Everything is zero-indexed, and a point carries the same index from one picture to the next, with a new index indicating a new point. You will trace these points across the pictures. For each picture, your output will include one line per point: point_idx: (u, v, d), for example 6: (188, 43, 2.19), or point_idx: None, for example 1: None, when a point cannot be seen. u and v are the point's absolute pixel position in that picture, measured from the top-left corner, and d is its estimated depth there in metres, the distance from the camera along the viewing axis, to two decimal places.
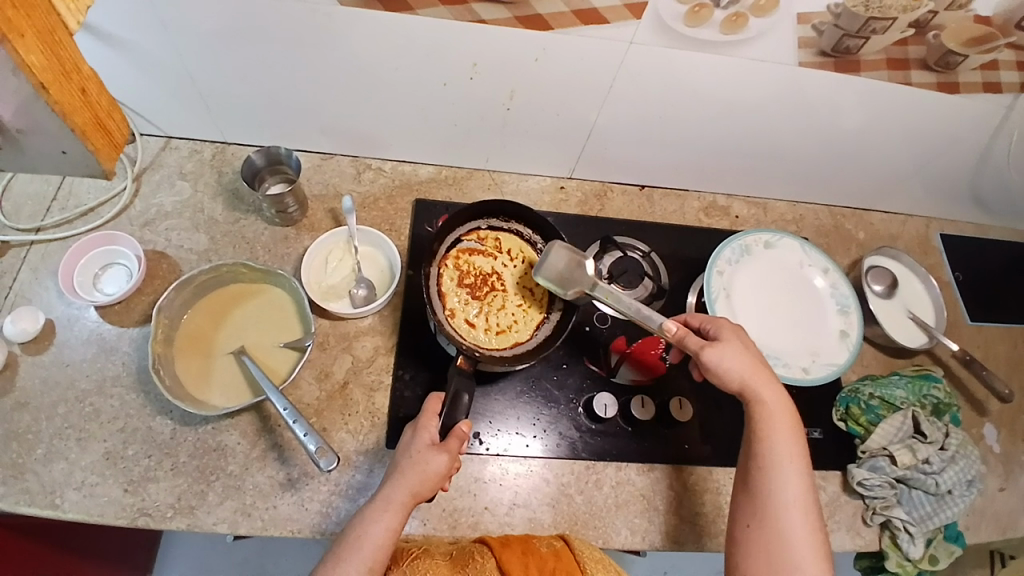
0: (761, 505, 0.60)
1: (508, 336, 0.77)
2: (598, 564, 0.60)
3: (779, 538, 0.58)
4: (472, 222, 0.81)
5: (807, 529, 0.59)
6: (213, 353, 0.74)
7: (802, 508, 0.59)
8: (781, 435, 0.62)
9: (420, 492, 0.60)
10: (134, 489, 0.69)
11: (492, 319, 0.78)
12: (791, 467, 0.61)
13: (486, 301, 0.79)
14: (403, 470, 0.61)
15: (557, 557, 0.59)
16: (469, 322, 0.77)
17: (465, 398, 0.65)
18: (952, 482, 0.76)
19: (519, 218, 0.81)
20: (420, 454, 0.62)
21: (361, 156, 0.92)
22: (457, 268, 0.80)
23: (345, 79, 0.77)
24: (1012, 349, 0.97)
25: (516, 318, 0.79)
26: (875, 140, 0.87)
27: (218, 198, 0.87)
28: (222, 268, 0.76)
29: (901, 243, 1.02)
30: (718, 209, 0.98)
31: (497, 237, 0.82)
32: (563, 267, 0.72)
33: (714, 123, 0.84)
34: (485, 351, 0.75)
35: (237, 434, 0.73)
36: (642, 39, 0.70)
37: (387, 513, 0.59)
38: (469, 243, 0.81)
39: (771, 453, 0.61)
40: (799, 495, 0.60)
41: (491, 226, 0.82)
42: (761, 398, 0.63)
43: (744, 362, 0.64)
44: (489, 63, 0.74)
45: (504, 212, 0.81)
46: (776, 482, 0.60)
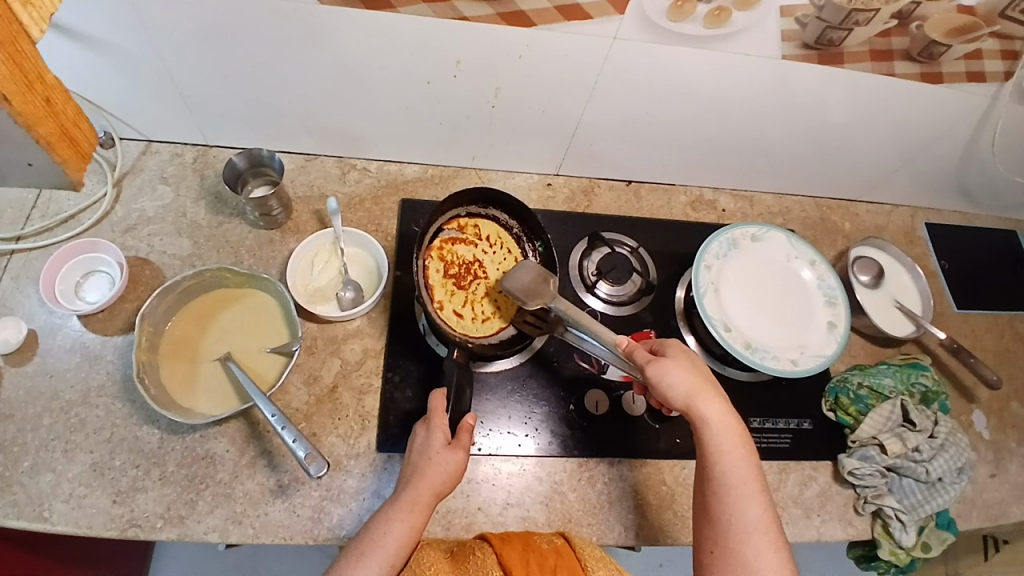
0: (723, 531, 0.60)
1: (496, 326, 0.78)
2: (599, 561, 0.60)
3: (744, 562, 0.58)
4: (452, 211, 0.81)
5: (769, 549, 0.58)
6: (199, 359, 0.73)
7: (763, 529, 0.59)
8: (734, 457, 0.62)
9: (442, 491, 0.62)
10: (122, 500, 0.68)
11: (478, 308, 0.78)
12: (748, 488, 0.61)
13: (471, 291, 0.79)
14: (424, 471, 0.62)
15: (558, 552, 0.59)
16: (457, 313, 0.77)
17: (468, 391, 0.69)
18: (942, 470, 0.77)
19: (496, 202, 0.81)
20: (440, 455, 0.63)
21: (346, 156, 0.91)
22: (440, 256, 0.79)
23: (328, 78, 0.76)
24: (999, 336, 0.98)
25: (501, 304, 0.79)
26: (859, 133, 0.87)
27: (201, 202, 0.86)
28: (206, 273, 0.75)
29: (887, 234, 1.02)
30: (705, 203, 0.98)
31: (478, 224, 0.82)
32: (529, 280, 0.73)
33: (699, 118, 0.84)
34: (475, 341, 0.76)
35: (226, 442, 0.72)
36: (627, 35, 0.69)
37: (412, 513, 0.60)
38: (450, 231, 0.80)
39: (724, 466, 0.62)
40: (759, 516, 0.60)
41: (471, 213, 0.82)
42: (709, 423, 0.63)
43: (694, 380, 0.64)
44: (474, 61, 0.74)
45: (483, 198, 0.81)
46: (735, 506, 0.60)
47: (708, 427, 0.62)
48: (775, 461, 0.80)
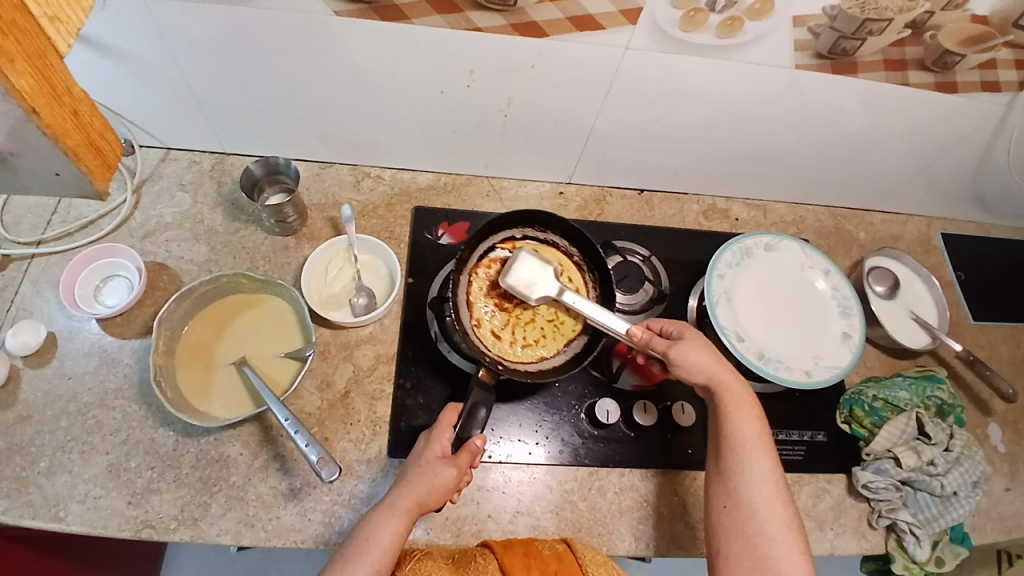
0: (733, 486, 0.62)
1: (529, 348, 0.77)
2: (599, 565, 0.61)
3: (753, 513, 0.60)
4: (507, 231, 0.81)
5: (777, 504, 0.61)
6: (214, 364, 0.74)
7: (771, 484, 0.62)
8: (744, 419, 0.66)
9: (426, 502, 0.61)
10: (137, 501, 0.69)
11: (519, 333, 0.77)
12: (757, 449, 0.64)
13: (515, 315, 0.78)
14: (412, 479, 0.62)
15: (560, 559, 0.60)
16: (495, 334, 0.77)
17: (482, 413, 0.66)
18: (957, 484, 0.76)
19: (556, 228, 0.81)
20: (429, 465, 0.63)
21: (360, 164, 0.92)
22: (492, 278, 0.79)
23: (343, 86, 0.77)
24: (1015, 348, 0.96)
25: (545, 333, 0.78)
26: (873, 141, 0.87)
27: (218, 209, 0.88)
28: (223, 279, 0.76)
29: (902, 243, 1.01)
30: (718, 212, 0.98)
31: (532, 246, 0.81)
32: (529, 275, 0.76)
33: (712, 127, 0.84)
34: (509, 364, 0.75)
35: (239, 445, 0.73)
36: (639, 44, 0.70)
37: (395, 518, 0.60)
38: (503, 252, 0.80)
39: (737, 428, 0.65)
40: (768, 472, 0.63)
41: (527, 236, 0.81)
42: (726, 389, 0.67)
43: (715, 354, 0.69)
44: (487, 70, 0.74)
45: (541, 222, 0.81)
46: (746, 459, 0.63)
47: (724, 391, 0.67)
48: (788, 472, 0.79)
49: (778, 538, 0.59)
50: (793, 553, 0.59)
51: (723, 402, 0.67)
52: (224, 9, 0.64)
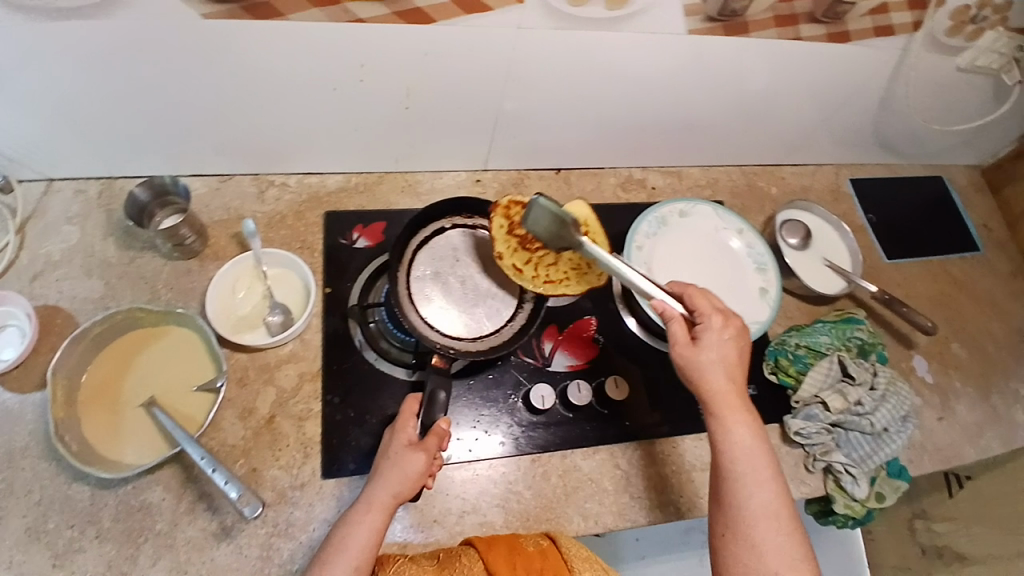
0: (733, 517, 0.60)
1: (474, 329, 0.74)
2: (584, 561, 0.65)
3: (753, 546, 0.58)
4: (436, 224, 0.79)
5: (777, 532, 0.59)
6: (121, 407, 0.69)
7: (770, 512, 0.60)
8: (741, 441, 0.62)
9: (402, 492, 0.61)
10: (61, 563, 0.65)
11: (542, 272, 0.76)
12: (755, 474, 0.61)
13: (538, 256, 0.76)
14: (384, 471, 0.62)
15: (544, 555, 0.64)
16: (517, 270, 0.75)
17: (441, 396, 0.66)
18: (886, 421, 0.79)
19: (481, 213, 0.80)
20: (398, 454, 0.63)
21: (261, 173, 0.86)
22: (429, 269, 0.76)
23: (229, 95, 0.72)
24: (930, 282, 1.01)
25: (568, 274, 0.76)
26: (779, 98, 0.88)
27: (111, 239, 0.81)
28: (118, 316, 0.71)
29: (812, 194, 1.03)
30: (635, 183, 0.96)
31: (464, 235, 0.79)
32: (546, 224, 0.68)
33: (619, 100, 0.83)
34: (458, 347, 0.71)
35: (161, 489, 0.69)
36: (531, 23, 0.68)
37: (371, 513, 0.60)
38: (434, 244, 0.77)
39: (737, 456, 0.62)
40: (766, 499, 0.60)
41: (456, 225, 0.79)
42: (723, 410, 0.63)
43: (717, 369, 0.64)
44: (378, 63, 0.70)
45: (467, 208, 0.80)
46: (746, 490, 0.60)
47: (721, 409, 0.63)
48: None
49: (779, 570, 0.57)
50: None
51: (720, 422, 0.63)
52: (84, 29, 0.59)
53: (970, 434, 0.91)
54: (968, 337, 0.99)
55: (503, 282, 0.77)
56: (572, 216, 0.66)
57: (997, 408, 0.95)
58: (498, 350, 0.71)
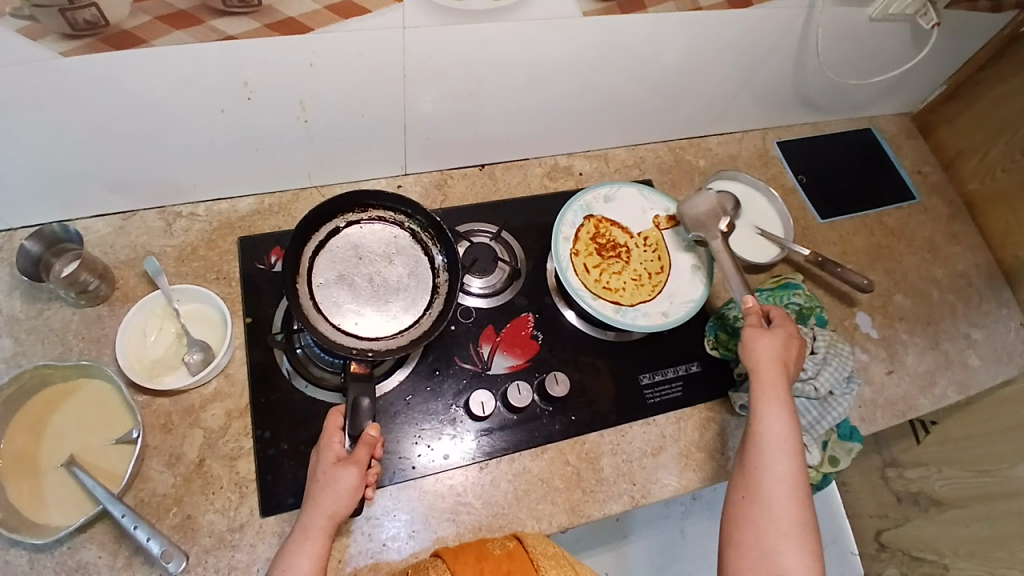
0: (752, 480, 0.64)
1: (394, 323, 0.74)
2: (551, 559, 0.62)
3: (767, 508, 0.62)
4: (329, 225, 0.77)
5: (793, 502, 0.63)
6: (40, 471, 0.66)
7: (790, 484, 0.64)
8: (776, 418, 0.66)
9: (336, 511, 0.61)
10: None
11: (605, 277, 0.80)
12: (784, 450, 0.65)
13: (607, 263, 0.81)
14: (316, 495, 0.61)
15: (510, 557, 0.61)
16: (585, 266, 0.80)
17: (365, 403, 0.66)
18: (830, 383, 0.80)
19: (372, 202, 0.79)
20: (327, 474, 0.62)
21: (167, 205, 0.82)
22: (333, 273, 0.75)
23: (108, 131, 0.67)
24: (867, 235, 1.02)
25: (625, 286, 0.80)
26: (692, 69, 0.87)
27: (15, 293, 0.76)
28: (24, 375, 0.67)
29: (742, 161, 1.02)
30: (561, 170, 0.94)
31: (361, 231, 0.78)
32: (703, 210, 0.80)
33: (528, 89, 0.81)
34: (377, 349, 0.72)
35: (95, 548, 0.66)
36: (415, 21, 0.65)
37: (308, 539, 0.60)
38: (333, 247, 0.76)
39: (767, 429, 0.66)
40: (788, 473, 0.64)
41: (351, 222, 0.78)
42: (767, 388, 0.68)
43: (773, 355, 0.69)
44: (263, 79, 0.67)
45: (358, 202, 0.78)
46: (771, 458, 0.65)
47: (764, 387, 0.68)
48: (673, 412, 0.80)
49: (787, 535, 0.61)
50: (798, 546, 0.61)
51: (759, 398, 0.68)
52: None
53: (919, 382, 0.92)
54: (910, 286, 0.99)
55: (412, 271, 0.77)
56: (723, 215, 0.80)
57: (945, 353, 0.96)
58: (415, 345, 0.71)
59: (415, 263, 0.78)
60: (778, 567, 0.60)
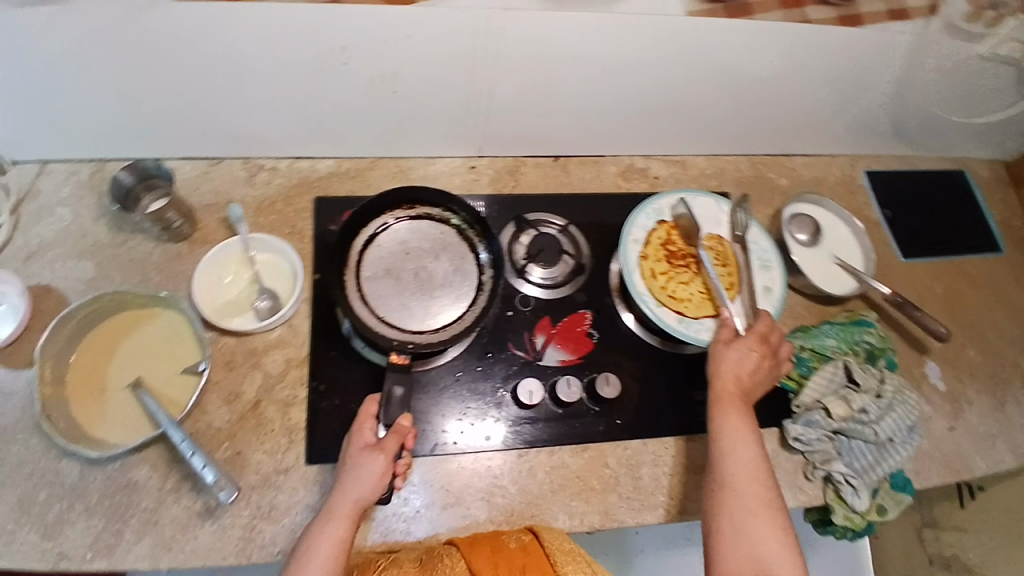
0: (717, 472, 0.64)
1: (437, 317, 0.75)
2: (567, 555, 0.63)
3: (735, 494, 0.62)
4: (379, 220, 0.79)
5: (760, 486, 0.62)
6: (107, 388, 0.69)
7: (754, 469, 0.63)
8: (734, 412, 0.67)
9: (363, 498, 0.61)
10: (45, 537, 0.66)
11: (671, 285, 0.77)
12: (743, 440, 0.65)
13: (675, 271, 0.78)
14: (345, 479, 0.62)
15: (526, 551, 0.62)
16: (652, 271, 0.77)
17: (397, 392, 0.67)
18: (891, 431, 0.77)
19: (422, 200, 0.80)
20: (356, 459, 0.63)
21: (252, 157, 0.85)
22: (380, 267, 0.77)
23: (212, 79, 0.70)
24: (946, 281, 0.96)
25: (692, 297, 0.77)
26: (787, 84, 0.84)
27: (102, 220, 0.81)
28: (106, 297, 0.70)
29: (826, 187, 0.98)
30: (637, 172, 0.93)
31: (409, 228, 0.79)
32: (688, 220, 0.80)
33: (619, 87, 0.80)
34: (417, 341, 0.73)
35: (147, 468, 0.69)
36: (517, 4, 0.65)
37: (333, 523, 0.60)
38: (380, 241, 0.78)
39: (726, 423, 0.66)
40: (751, 459, 0.64)
41: (399, 218, 0.79)
42: (722, 387, 0.68)
43: (729, 368, 0.69)
44: (361, 45, 0.68)
45: (407, 199, 0.80)
46: (731, 448, 0.65)
47: (718, 387, 0.68)
48: None
49: (758, 515, 0.60)
50: (770, 526, 0.60)
51: (717, 397, 0.68)
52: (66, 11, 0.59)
53: (983, 443, 0.87)
54: (987, 342, 0.94)
55: (457, 267, 0.78)
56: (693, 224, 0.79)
57: (1015, 416, 0.90)
58: (453, 340, 0.71)
59: (460, 259, 0.79)
60: (759, 553, 0.58)
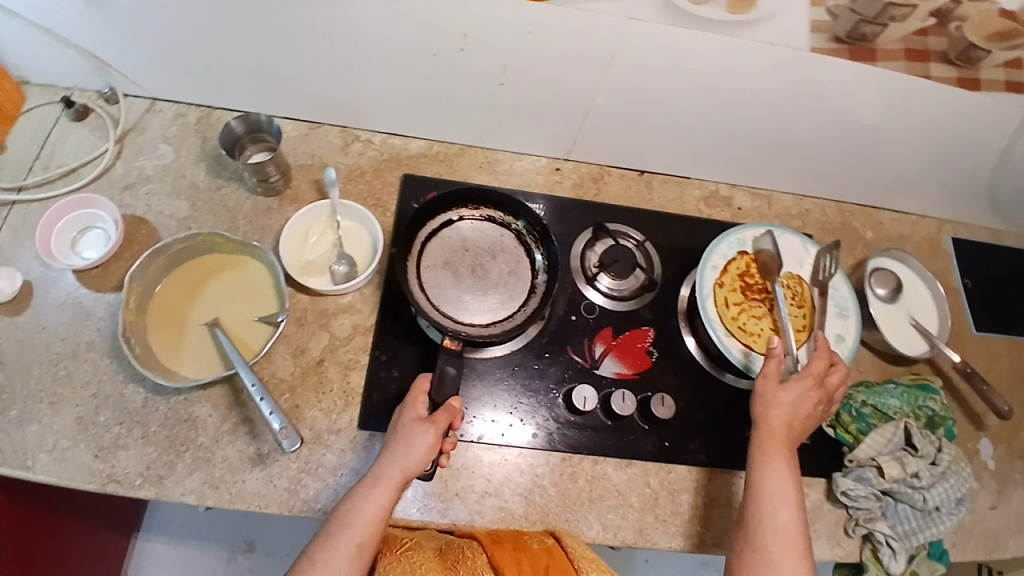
0: (752, 521, 0.62)
1: (491, 313, 0.74)
2: (590, 562, 0.61)
3: (767, 548, 0.60)
4: (444, 215, 0.78)
5: (796, 545, 0.60)
6: (185, 323, 0.72)
7: (792, 526, 0.61)
8: (778, 461, 0.64)
9: (410, 469, 0.62)
10: (104, 456, 0.70)
11: (742, 318, 0.76)
12: (785, 491, 0.63)
13: (748, 304, 0.77)
14: (394, 447, 0.63)
15: (550, 553, 0.61)
16: (726, 301, 0.77)
17: (450, 372, 0.66)
18: (940, 499, 0.74)
19: (487, 200, 0.79)
20: (407, 430, 0.63)
21: (349, 126, 0.88)
22: (440, 259, 0.76)
23: (333, 46, 0.73)
24: (1020, 362, 0.93)
25: (762, 333, 0.76)
26: (890, 136, 0.82)
27: (201, 164, 0.84)
28: (198, 237, 0.73)
29: (910, 245, 0.96)
30: (720, 200, 0.92)
31: (471, 226, 0.78)
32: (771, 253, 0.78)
33: (720, 113, 0.80)
34: (472, 331, 0.72)
35: (209, 406, 0.72)
36: (643, 15, 0.65)
37: (377, 489, 0.60)
38: (444, 235, 0.77)
39: (769, 472, 0.64)
40: (791, 515, 0.61)
41: (463, 216, 0.78)
42: (769, 431, 0.66)
43: (781, 412, 0.66)
44: (481, 34, 0.70)
45: (474, 198, 0.79)
46: (771, 501, 0.62)
47: (767, 430, 0.66)
48: None
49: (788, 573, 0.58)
50: None
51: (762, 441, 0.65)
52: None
53: None
54: None
55: (513, 269, 0.76)
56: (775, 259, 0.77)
57: None
58: (507, 335, 0.70)
59: (516, 261, 0.77)
60: None
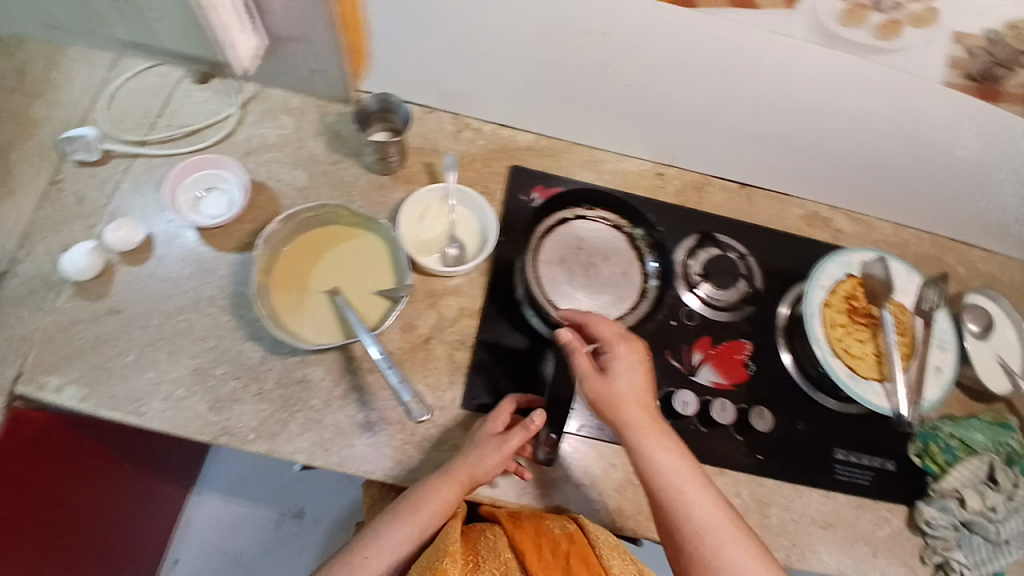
0: (687, 539, 0.61)
1: (601, 310, 0.80)
2: (612, 550, 0.64)
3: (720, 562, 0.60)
4: (560, 214, 0.85)
5: (742, 548, 0.60)
6: (307, 288, 0.75)
7: (721, 528, 0.61)
8: (656, 454, 0.63)
9: (477, 476, 0.66)
10: (219, 408, 0.73)
11: (849, 339, 0.78)
12: (694, 488, 0.62)
13: (855, 326, 0.79)
14: (468, 452, 0.67)
15: (571, 540, 0.63)
16: (834, 320, 0.78)
17: (571, 364, 0.73)
18: (1012, 533, 0.74)
19: (603, 204, 0.85)
20: (482, 444, 0.67)
21: (462, 114, 0.90)
22: (556, 254, 0.83)
23: (472, 38, 0.75)
24: None
25: (865, 356, 0.78)
26: (1000, 175, 0.83)
27: (320, 137, 0.87)
28: (326, 209, 0.77)
29: (999, 285, 0.96)
30: (820, 221, 0.93)
31: (586, 225, 0.84)
32: (879, 280, 0.81)
33: (838, 135, 0.81)
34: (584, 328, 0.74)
35: (322, 370, 0.75)
36: (790, 31, 0.66)
37: (445, 486, 0.66)
38: (560, 232, 0.84)
39: (669, 478, 0.62)
40: (711, 514, 0.61)
41: (578, 216, 0.85)
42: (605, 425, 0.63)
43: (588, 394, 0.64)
44: (622, 35, 0.71)
45: (591, 201, 0.85)
46: (690, 511, 0.61)
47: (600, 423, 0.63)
48: (850, 494, 0.79)
49: None
50: None
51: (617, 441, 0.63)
52: None
53: None
54: None
55: (624, 271, 0.82)
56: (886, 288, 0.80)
57: None
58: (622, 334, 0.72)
59: (627, 264, 0.83)
60: None
